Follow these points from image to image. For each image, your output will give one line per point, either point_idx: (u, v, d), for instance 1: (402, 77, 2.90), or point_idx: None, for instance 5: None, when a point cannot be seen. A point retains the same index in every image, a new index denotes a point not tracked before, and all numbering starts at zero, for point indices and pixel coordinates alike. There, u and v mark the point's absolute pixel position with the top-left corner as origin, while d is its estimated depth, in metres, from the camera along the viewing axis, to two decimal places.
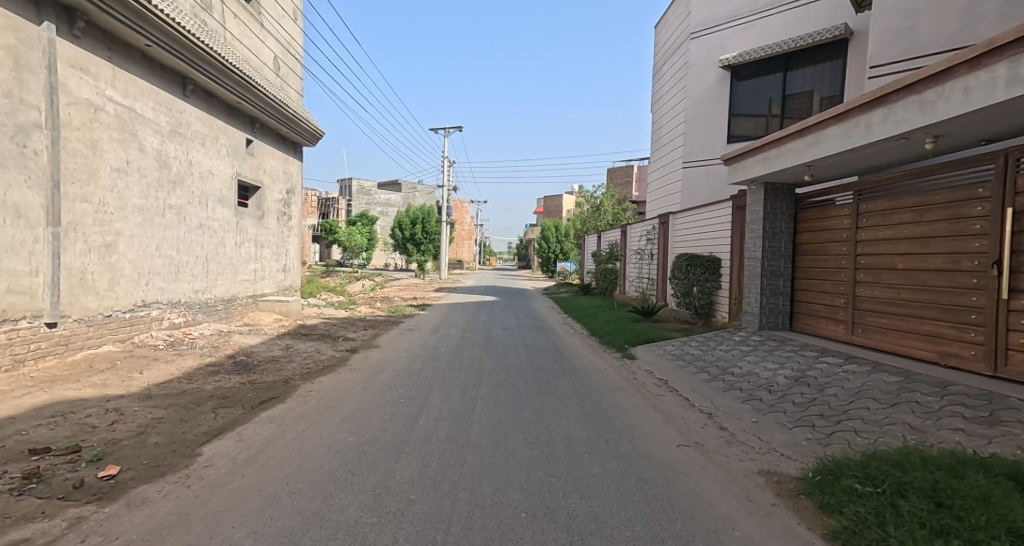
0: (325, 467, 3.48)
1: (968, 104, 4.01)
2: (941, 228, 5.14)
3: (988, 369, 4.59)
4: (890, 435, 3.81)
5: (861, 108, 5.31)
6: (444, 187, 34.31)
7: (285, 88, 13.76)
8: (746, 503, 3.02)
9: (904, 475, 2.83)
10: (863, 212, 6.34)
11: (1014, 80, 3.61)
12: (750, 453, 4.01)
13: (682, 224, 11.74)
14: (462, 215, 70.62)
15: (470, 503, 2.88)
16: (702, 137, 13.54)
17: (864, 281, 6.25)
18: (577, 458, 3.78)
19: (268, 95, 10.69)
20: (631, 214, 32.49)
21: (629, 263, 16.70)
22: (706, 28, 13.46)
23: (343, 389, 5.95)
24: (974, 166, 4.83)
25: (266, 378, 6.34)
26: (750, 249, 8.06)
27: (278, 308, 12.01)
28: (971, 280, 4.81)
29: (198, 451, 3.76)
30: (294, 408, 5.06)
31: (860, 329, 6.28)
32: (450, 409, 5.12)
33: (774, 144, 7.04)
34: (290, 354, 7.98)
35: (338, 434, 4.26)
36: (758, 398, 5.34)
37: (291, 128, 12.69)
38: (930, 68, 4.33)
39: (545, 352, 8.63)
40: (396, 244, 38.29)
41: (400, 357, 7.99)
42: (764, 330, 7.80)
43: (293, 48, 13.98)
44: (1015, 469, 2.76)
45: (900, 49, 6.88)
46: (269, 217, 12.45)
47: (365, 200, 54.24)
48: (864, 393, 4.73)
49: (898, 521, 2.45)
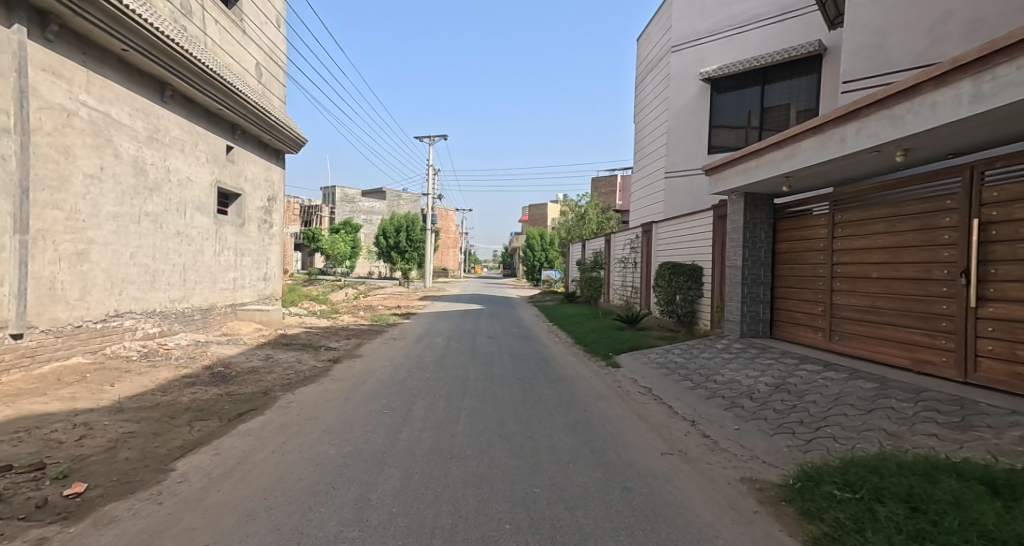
0: (305, 480, 3.40)
1: (936, 119, 4.17)
2: (912, 238, 5.31)
3: (959, 376, 4.70)
4: (867, 441, 3.88)
5: (835, 121, 5.48)
6: (430, 196, 34.24)
7: (268, 95, 13.63)
8: (729, 511, 3.04)
9: (881, 481, 2.89)
10: (839, 222, 6.51)
11: (978, 97, 3.78)
12: (733, 460, 4.04)
13: (665, 233, 11.87)
14: (449, 221, 70.92)
15: (454, 515, 2.85)
16: (683, 146, 13.75)
17: (841, 289, 6.40)
18: (562, 467, 3.77)
19: (249, 102, 10.57)
20: (615, 223, 32.71)
21: (613, 271, 16.79)
22: (687, 41, 13.76)
23: (324, 400, 5.83)
24: (943, 179, 4.97)
25: (245, 389, 6.18)
26: (730, 257, 8.20)
27: (258, 317, 11.94)
28: (941, 288, 4.94)
29: (171, 466, 3.64)
30: (274, 421, 4.95)
31: (838, 336, 6.44)
32: (435, 420, 5.07)
33: (753, 155, 7.17)
34: (270, 365, 7.77)
35: (319, 446, 4.18)
36: (740, 405, 5.40)
37: (273, 136, 12.56)
38: (900, 84, 4.49)
39: (531, 360, 8.62)
40: (381, 253, 38.28)
41: (384, 367, 7.88)
42: (746, 338, 7.90)
43: (275, 54, 13.87)
44: (986, 473, 2.84)
45: (871, 65, 7.12)
46: (249, 225, 12.23)
47: (347, 207, 53.87)
48: (842, 399, 4.83)
49: (876, 527, 2.50)
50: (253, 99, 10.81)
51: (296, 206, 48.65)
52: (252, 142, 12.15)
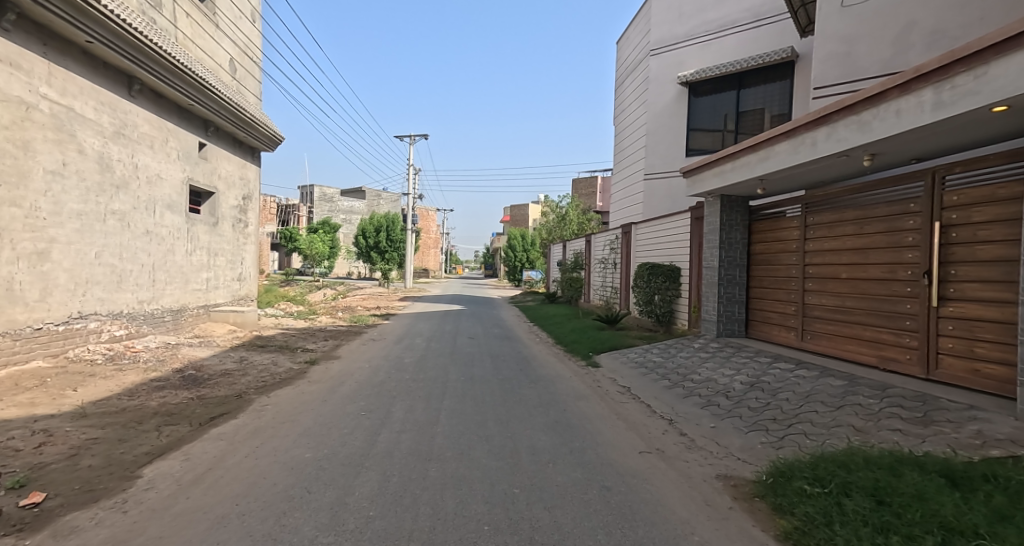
0: (279, 485, 3.33)
1: (900, 125, 4.32)
2: (879, 240, 5.49)
3: (922, 373, 4.88)
4: (836, 437, 4.00)
5: (807, 126, 5.63)
6: (410, 195, 33.95)
7: (242, 91, 13.31)
8: (704, 508, 3.09)
9: (849, 475, 2.98)
10: (811, 224, 6.69)
11: (939, 105, 3.94)
12: (709, 458, 4.11)
13: (644, 234, 12.02)
14: (429, 221, 70.48)
15: (432, 517, 2.83)
16: (662, 149, 13.96)
17: (813, 290, 6.58)
18: (541, 467, 3.78)
19: (222, 97, 10.31)
20: (595, 224, 33.02)
21: (593, 271, 16.93)
22: (666, 45, 13.96)
23: (300, 403, 5.73)
24: (908, 183, 5.15)
25: (217, 393, 6.01)
26: (707, 258, 8.34)
27: (232, 319, 11.68)
28: (905, 288, 5.12)
29: (137, 473, 3.52)
30: (247, 424, 4.85)
31: (810, 335, 6.62)
32: (414, 422, 5.02)
33: (729, 158, 7.32)
34: (244, 367, 7.59)
35: (295, 450, 4.11)
36: (716, 404, 5.50)
37: (248, 133, 12.27)
38: (867, 91, 4.64)
39: (511, 361, 8.63)
40: (360, 253, 37.82)
41: (362, 368, 7.79)
42: (722, 338, 8.05)
43: (250, 50, 13.56)
44: (947, 466, 2.95)
45: (840, 72, 7.34)
46: (223, 224, 11.93)
47: (326, 206, 53.01)
48: (813, 397, 4.97)
49: (843, 520, 2.57)
50: (227, 95, 10.55)
51: (273, 205, 47.70)
52: (226, 139, 11.85)
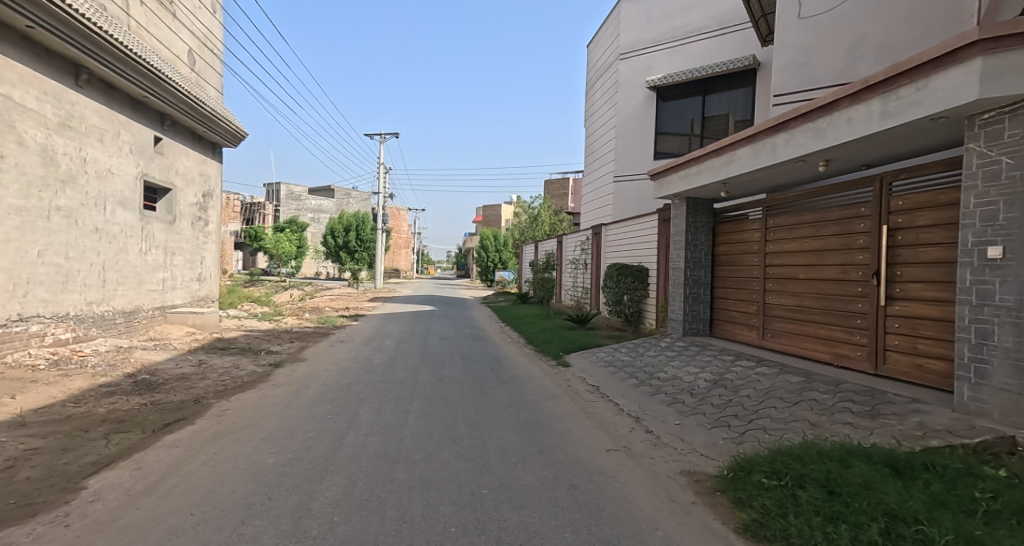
0: (238, 492, 3.22)
1: (851, 133, 4.54)
2: (833, 242, 5.74)
3: (871, 368, 5.13)
4: (792, 431, 4.16)
5: (767, 132, 5.84)
6: (381, 194, 33.41)
7: (202, 84, 12.82)
8: (668, 503, 3.15)
9: (803, 468, 3.10)
10: (771, 227, 6.94)
11: (885, 114, 4.15)
12: (673, 454, 4.20)
13: (614, 235, 12.20)
14: (401, 221, 69.64)
15: (398, 521, 2.79)
16: (632, 152, 14.21)
17: (773, 290, 6.82)
18: (510, 467, 3.79)
19: (180, 90, 9.90)
20: (566, 224, 33.33)
21: (565, 272, 17.08)
22: (635, 50, 14.22)
23: (263, 407, 5.55)
24: (859, 188, 5.41)
25: (172, 398, 5.76)
26: (674, 259, 8.54)
27: (192, 321, 11.12)
28: (856, 288, 5.37)
29: (82, 484, 3.33)
30: (206, 430, 4.67)
31: (770, 333, 6.86)
32: (381, 424, 4.94)
33: (695, 161, 7.51)
34: (203, 371, 7.29)
35: (256, 455, 3.98)
36: (681, 401, 5.63)
37: (208, 127, 11.84)
38: (821, 99, 4.84)
39: (482, 361, 8.60)
40: (329, 253, 37.03)
41: (329, 370, 7.62)
42: (688, 337, 8.26)
43: (210, 42, 13.09)
44: (892, 455, 3.11)
45: (798, 81, 7.64)
46: (181, 222, 11.46)
47: (293, 205, 51.60)
48: (772, 393, 5.15)
49: (797, 511, 2.67)
50: (185, 87, 10.14)
51: (236, 204, 46.13)
52: (184, 134, 11.39)
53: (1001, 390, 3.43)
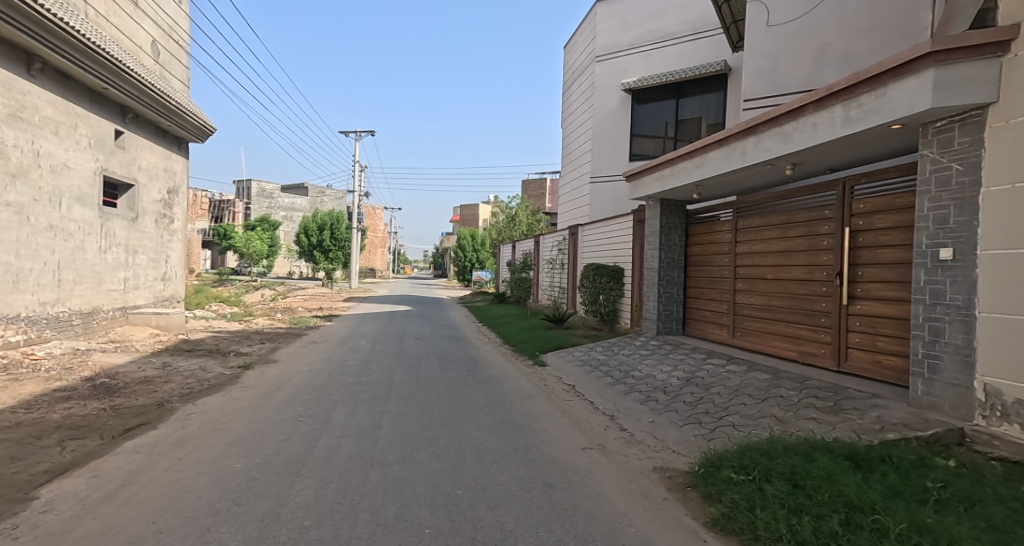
0: (204, 498, 3.11)
1: (816, 138, 4.70)
2: (799, 243, 5.93)
3: (834, 365, 5.32)
4: (760, 427, 4.28)
5: (737, 135, 5.99)
6: (356, 193, 32.86)
7: (167, 76, 12.37)
8: (641, 500, 3.20)
9: (770, 462, 3.19)
10: (741, 228, 7.12)
11: (848, 120, 4.32)
12: (647, 451, 4.27)
13: (590, 236, 12.32)
14: (377, 220, 68.68)
15: (371, 524, 2.74)
16: (608, 153, 14.38)
17: (743, 289, 7.01)
18: (485, 467, 3.78)
19: (143, 82, 9.51)
20: (543, 225, 33.49)
21: (542, 272, 17.15)
22: (611, 52, 14.39)
23: (231, 410, 5.39)
24: (823, 191, 5.61)
25: (133, 402, 5.53)
26: (648, 259, 8.68)
27: (155, 321, 10.71)
28: (821, 288, 5.56)
29: (33, 494, 3.16)
30: (169, 435, 4.50)
31: (740, 332, 7.04)
32: (355, 425, 4.86)
33: (668, 163, 7.64)
34: (167, 374, 7.03)
35: (223, 460, 3.85)
36: (654, 399, 5.72)
37: (173, 122, 11.42)
38: (788, 105, 5.00)
39: (458, 361, 8.56)
40: (303, 252, 36.24)
41: (301, 372, 7.45)
42: (662, 335, 8.40)
43: (175, 33, 12.63)
44: (852, 448, 3.24)
45: (767, 87, 7.86)
46: (144, 219, 11.03)
47: (265, 202, 50.27)
48: (741, 390, 5.29)
49: (764, 504, 2.75)
50: (148, 79, 9.74)
51: (204, 201, 44.67)
52: (147, 128, 10.96)
53: (952, 384, 3.60)
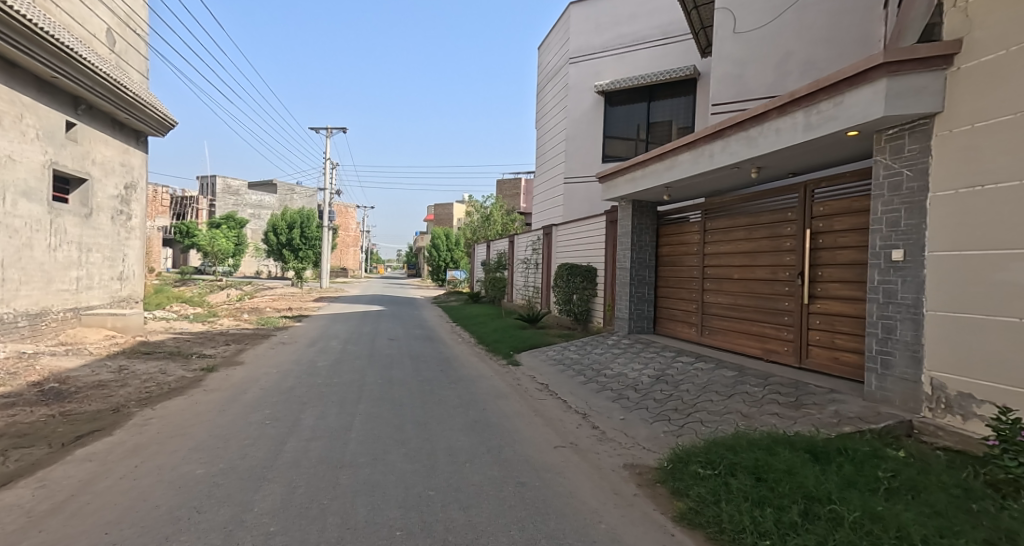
0: (163, 507, 2.98)
1: (779, 143, 4.87)
2: (764, 244, 6.13)
3: (796, 361, 5.53)
4: (726, 422, 4.40)
5: (705, 139, 6.15)
6: (326, 190, 32.15)
7: (123, 66, 11.81)
8: (612, 496, 3.25)
9: (735, 456, 3.29)
10: (709, 229, 7.32)
11: (808, 126, 4.49)
12: (618, 448, 4.34)
13: (564, 236, 12.42)
14: (348, 219, 67.37)
15: (340, 527, 2.69)
16: (581, 154, 14.52)
17: (711, 289, 7.20)
18: (458, 467, 3.76)
19: (98, 72, 9.05)
20: (518, 224, 33.54)
21: (516, 271, 17.19)
22: (584, 54, 14.54)
23: (193, 414, 5.19)
24: (786, 194, 5.82)
25: (86, 408, 5.26)
26: (621, 259, 8.81)
27: (111, 323, 10.22)
28: (784, 288, 5.77)
29: None
30: (126, 441, 4.30)
31: (708, 330, 7.23)
32: (325, 428, 4.76)
33: (640, 165, 7.78)
34: (123, 377, 6.71)
35: (184, 467, 3.70)
36: (626, 397, 5.82)
37: (131, 114, 10.91)
38: (753, 111, 5.16)
39: (431, 362, 8.49)
40: (271, 250, 35.22)
41: (268, 374, 7.24)
42: (633, 334, 8.55)
43: (132, 21, 12.08)
44: (812, 442, 3.37)
45: (733, 92, 8.10)
46: (98, 216, 10.50)
47: (231, 199, 48.60)
48: (709, 387, 5.43)
49: (729, 497, 2.83)
50: (104, 69, 9.28)
51: (165, 198, 42.85)
52: (102, 120, 10.43)
53: (903, 379, 3.79)
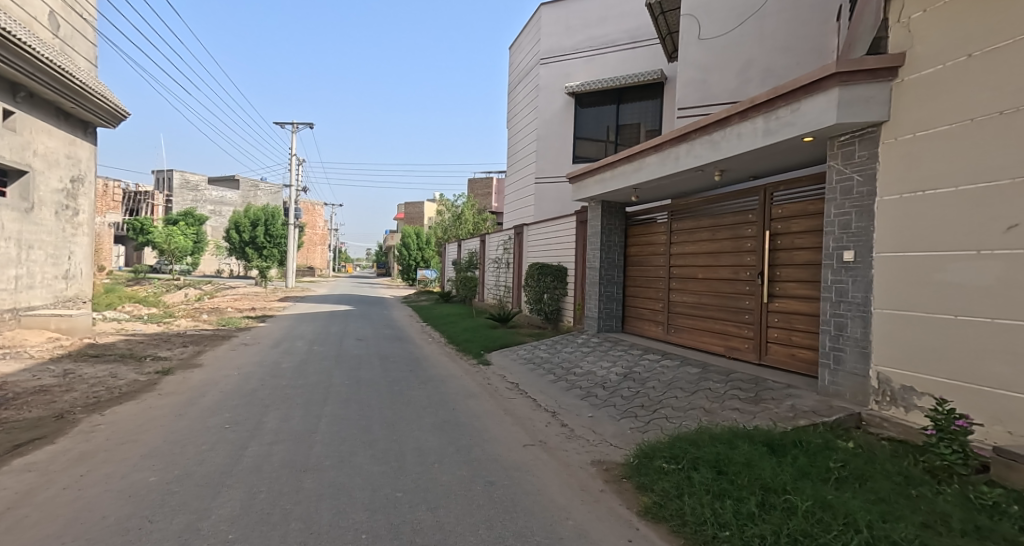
0: (111, 517, 2.83)
1: (741, 147, 5.03)
2: (727, 245, 6.33)
3: (756, 358, 5.73)
4: (690, 418, 4.52)
5: (671, 142, 6.30)
6: (292, 187, 31.23)
7: (69, 53, 11.14)
8: (579, 493, 3.29)
9: (697, 451, 3.38)
10: (675, 230, 7.50)
11: (768, 131, 4.66)
12: (586, 446, 4.39)
13: (535, 235, 12.48)
14: (316, 216, 65.58)
15: (304, 532, 2.62)
16: (553, 154, 14.63)
17: (677, 288, 7.38)
18: (427, 468, 3.72)
19: (41, 58, 8.51)
20: (489, 224, 33.46)
21: (487, 271, 17.14)
22: (555, 56, 14.65)
23: (145, 420, 4.94)
24: (748, 197, 6.02)
25: (25, 415, 4.92)
26: (590, 259, 8.92)
27: (55, 324, 9.70)
28: (745, 287, 5.97)
29: None
30: (71, 449, 4.05)
31: (674, 328, 7.41)
32: (288, 430, 4.63)
33: (609, 166, 7.89)
34: (68, 382, 6.32)
35: (135, 475, 3.52)
36: (594, 394, 5.90)
37: (78, 103, 10.29)
38: (716, 115, 5.32)
39: (400, 362, 8.37)
40: (233, 249, 33.91)
41: (229, 376, 6.97)
42: (603, 333, 8.67)
43: (79, 5, 11.40)
44: (769, 435, 3.50)
45: (698, 96, 8.33)
46: (41, 211, 9.87)
47: (190, 195, 46.53)
48: (674, 384, 5.57)
49: (691, 491, 2.91)
50: (48, 55, 8.72)
51: (117, 193, 40.62)
52: (45, 109, 9.81)
53: (853, 374, 3.98)
